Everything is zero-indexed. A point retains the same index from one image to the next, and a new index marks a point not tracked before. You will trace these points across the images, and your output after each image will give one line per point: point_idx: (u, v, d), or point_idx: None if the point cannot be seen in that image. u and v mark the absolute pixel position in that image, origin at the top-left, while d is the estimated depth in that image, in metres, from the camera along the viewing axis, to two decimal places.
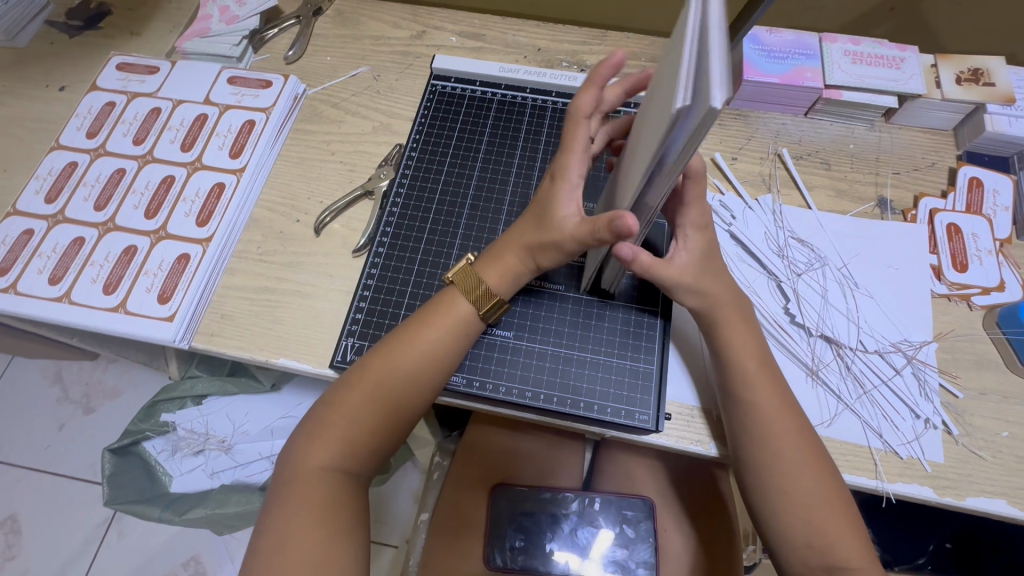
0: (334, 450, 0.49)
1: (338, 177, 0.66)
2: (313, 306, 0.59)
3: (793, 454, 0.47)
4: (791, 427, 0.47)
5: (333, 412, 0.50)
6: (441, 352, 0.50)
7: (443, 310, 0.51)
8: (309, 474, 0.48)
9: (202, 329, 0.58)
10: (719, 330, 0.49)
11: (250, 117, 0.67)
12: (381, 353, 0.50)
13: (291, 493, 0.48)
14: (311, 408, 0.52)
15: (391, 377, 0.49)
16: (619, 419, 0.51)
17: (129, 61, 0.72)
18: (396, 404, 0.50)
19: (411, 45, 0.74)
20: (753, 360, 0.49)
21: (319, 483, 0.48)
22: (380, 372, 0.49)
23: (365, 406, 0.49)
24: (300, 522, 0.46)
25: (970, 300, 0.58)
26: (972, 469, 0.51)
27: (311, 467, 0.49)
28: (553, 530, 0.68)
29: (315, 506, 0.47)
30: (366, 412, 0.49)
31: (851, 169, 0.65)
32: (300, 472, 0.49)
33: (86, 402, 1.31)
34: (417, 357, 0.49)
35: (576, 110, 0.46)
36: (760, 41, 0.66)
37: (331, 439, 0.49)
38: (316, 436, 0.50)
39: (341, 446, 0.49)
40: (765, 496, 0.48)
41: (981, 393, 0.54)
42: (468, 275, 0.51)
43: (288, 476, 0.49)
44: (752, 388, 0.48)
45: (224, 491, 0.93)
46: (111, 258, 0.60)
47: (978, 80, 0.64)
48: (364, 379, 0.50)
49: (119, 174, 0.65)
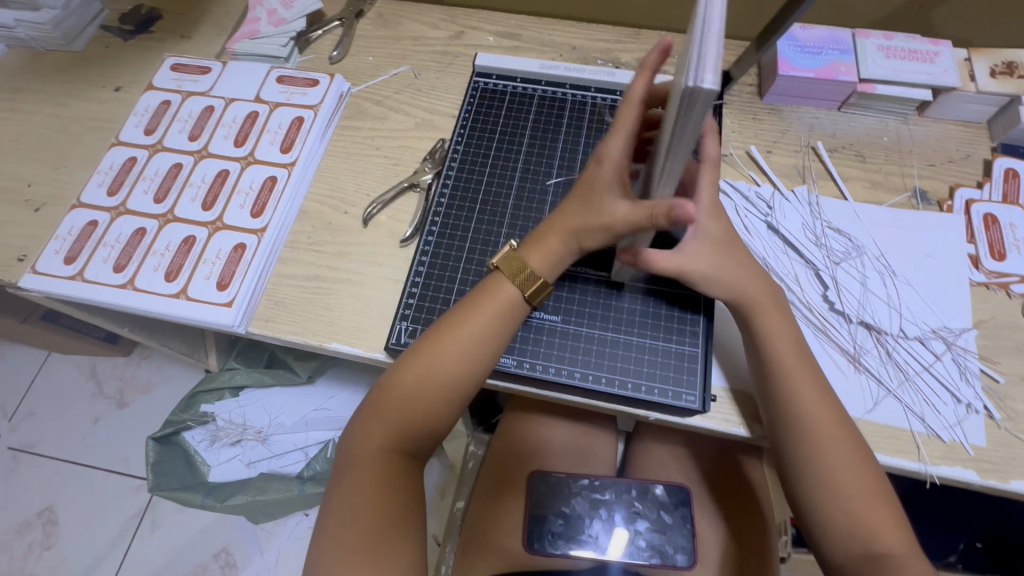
0: (388, 427, 0.51)
1: (384, 171, 0.68)
2: (363, 294, 0.61)
3: (837, 448, 0.48)
4: (824, 422, 0.49)
5: (388, 390, 0.52)
6: (485, 336, 0.52)
7: (487, 298, 0.52)
8: (365, 451, 0.51)
9: (258, 315, 0.61)
10: (759, 326, 0.51)
11: (299, 114, 0.70)
12: (434, 335, 0.52)
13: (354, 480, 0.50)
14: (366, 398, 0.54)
15: (441, 366, 0.51)
16: (667, 400, 0.53)
17: (183, 63, 0.76)
18: (446, 381, 0.51)
19: (450, 45, 0.77)
20: (773, 367, 0.50)
21: (373, 459, 0.50)
22: (431, 353, 0.51)
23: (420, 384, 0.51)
24: (360, 491, 0.49)
25: (1008, 289, 0.58)
26: (1014, 453, 0.52)
27: (367, 442, 0.51)
28: (590, 518, 0.69)
29: (380, 495, 0.49)
30: (421, 401, 0.51)
31: (885, 160, 0.66)
32: (359, 453, 0.51)
33: (120, 396, 1.35)
34: (465, 336, 0.51)
35: (631, 94, 0.45)
36: (794, 38, 0.68)
37: (384, 418, 0.51)
38: (372, 416, 0.52)
39: (404, 433, 0.52)
40: (810, 491, 0.49)
41: (1022, 379, 0.55)
42: (513, 261, 0.53)
43: (350, 455, 0.51)
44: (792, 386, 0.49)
45: (262, 479, 0.95)
46: (171, 247, 0.63)
47: (1012, 73, 0.65)
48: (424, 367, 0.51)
49: (177, 168, 0.68)
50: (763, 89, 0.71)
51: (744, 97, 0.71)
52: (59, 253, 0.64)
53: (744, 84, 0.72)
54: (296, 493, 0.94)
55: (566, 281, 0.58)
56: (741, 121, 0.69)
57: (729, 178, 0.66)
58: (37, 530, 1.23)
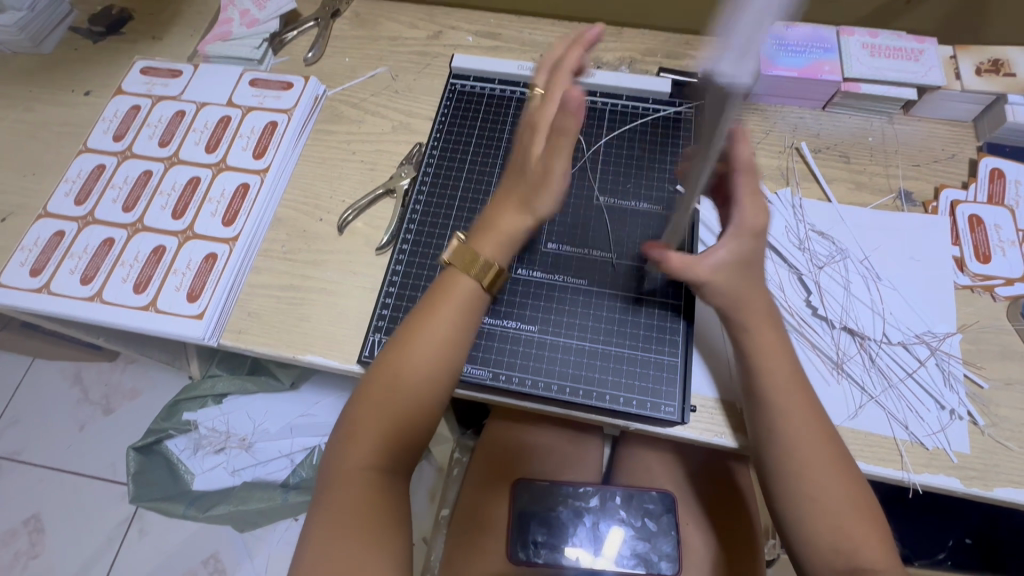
0: (372, 447, 0.49)
1: (360, 176, 0.67)
2: (337, 303, 0.60)
3: (822, 464, 0.47)
4: (812, 438, 0.47)
5: (365, 404, 0.50)
6: (454, 334, 0.51)
7: (447, 292, 0.51)
8: (353, 474, 0.49)
9: (230, 326, 0.59)
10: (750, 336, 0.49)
11: (272, 118, 0.69)
12: (403, 337, 0.50)
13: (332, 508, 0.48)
14: (343, 411, 0.51)
15: (413, 377, 0.49)
16: (644, 411, 0.52)
17: (153, 66, 0.74)
18: (421, 386, 0.50)
19: (428, 45, 0.76)
20: (762, 382, 0.49)
21: (359, 480, 0.48)
22: (402, 356, 0.50)
23: (395, 392, 0.49)
24: (347, 510, 0.47)
25: (993, 292, 0.58)
26: (998, 459, 0.51)
27: (353, 465, 0.49)
28: (574, 525, 0.67)
29: (361, 520, 0.47)
30: (396, 417, 0.49)
31: (870, 161, 0.65)
32: (344, 470, 0.49)
33: (105, 402, 1.33)
34: (436, 338, 0.50)
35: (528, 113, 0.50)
36: (778, 36, 0.67)
37: (366, 437, 0.49)
38: (353, 436, 0.50)
39: (382, 452, 0.49)
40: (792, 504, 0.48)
41: (1007, 383, 0.54)
42: (465, 253, 0.51)
43: (338, 472, 0.49)
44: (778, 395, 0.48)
45: (247, 487, 0.95)
46: (140, 258, 0.62)
47: (997, 71, 0.64)
48: (395, 380, 0.49)
49: (146, 175, 0.66)
50: (747, 88, 0.70)
51: None
52: (24, 264, 0.62)
53: None
54: (279, 502, 0.95)
55: (542, 291, 0.57)
56: None
57: None
58: (22, 539, 1.21)
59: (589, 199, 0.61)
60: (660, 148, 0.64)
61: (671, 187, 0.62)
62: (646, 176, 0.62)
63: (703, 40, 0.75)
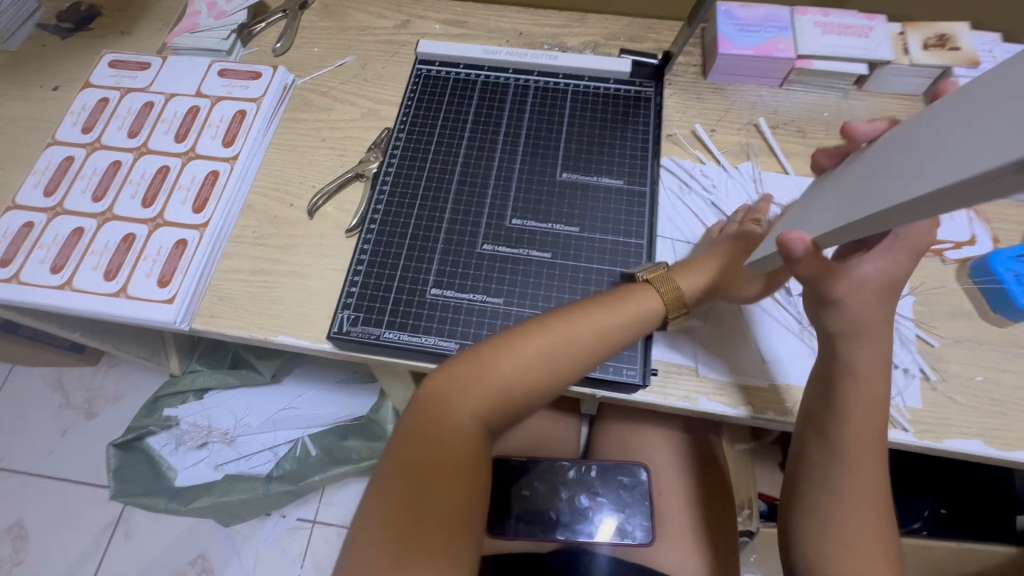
0: (483, 403, 0.48)
1: (330, 162, 0.68)
2: (308, 285, 0.61)
3: (863, 511, 0.47)
4: (862, 487, 0.48)
5: (492, 360, 0.48)
6: (619, 330, 0.51)
7: (638, 298, 0.53)
8: (449, 421, 0.47)
9: (202, 311, 0.60)
10: (848, 383, 0.48)
11: (241, 107, 0.69)
12: (542, 321, 0.51)
13: (419, 460, 0.45)
14: (449, 362, 0.50)
15: (542, 355, 0.49)
16: (608, 376, 0.53)
17: (122, 59, 0.74)
18: (544, 366, 0.49)
19: (396, 34, 0.77)
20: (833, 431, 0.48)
21: (461, 430, 0.46)
22: (563, 335, 0.50)
23: (537, 363, 0.49)
24: (429, 457, 0.45)
25: (943, 255, 0.60)
26: (948, 413, 0.53)
27: (461, 414, 0.47)
28: (551, 498, 0.69)
29: (454, 474, 0.44)
30: (502, 396, 0.48)
31: (825, 135, 0.67)
32: (450, 417, 0.47)
33: (88, 406, 1.32)
34: (592, 328, 0.50)
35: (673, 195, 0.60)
36: (734, 17, 0.69)
37: (478, 392, 0.47)
38: (462, 388, 0.48)
39: (494, 416, 0.48)
40: (798, 528, 0.50)
41: (956, 341, 0.56)
42: (670, 284, 0.54)
43: (438, 418, 0.47)
44: (853, 447, 0.48)
45: (229, 480, 0.96)
46: (110, 246, 0.62)
47: (944, 45, 0.66)
48: (542, 347, 0.49)
49: (115, 166, 0.67)
50: (707, 69, 0.72)
51: (688, 77, 0.72)
52: None
53: (688, 65, 0.73)
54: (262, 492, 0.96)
55: (506, 266, 0.59)
56: (685, 100, 0.70)
57: (673, 157, 0.66)
58: (4, 546, 1.19)
59: (553, 175, 0.64)
60: (620, 127, 0.66)
61: (631, 164, 0.64)
62: (607, 153, 0.65)
63: (664, 23, 0.76)
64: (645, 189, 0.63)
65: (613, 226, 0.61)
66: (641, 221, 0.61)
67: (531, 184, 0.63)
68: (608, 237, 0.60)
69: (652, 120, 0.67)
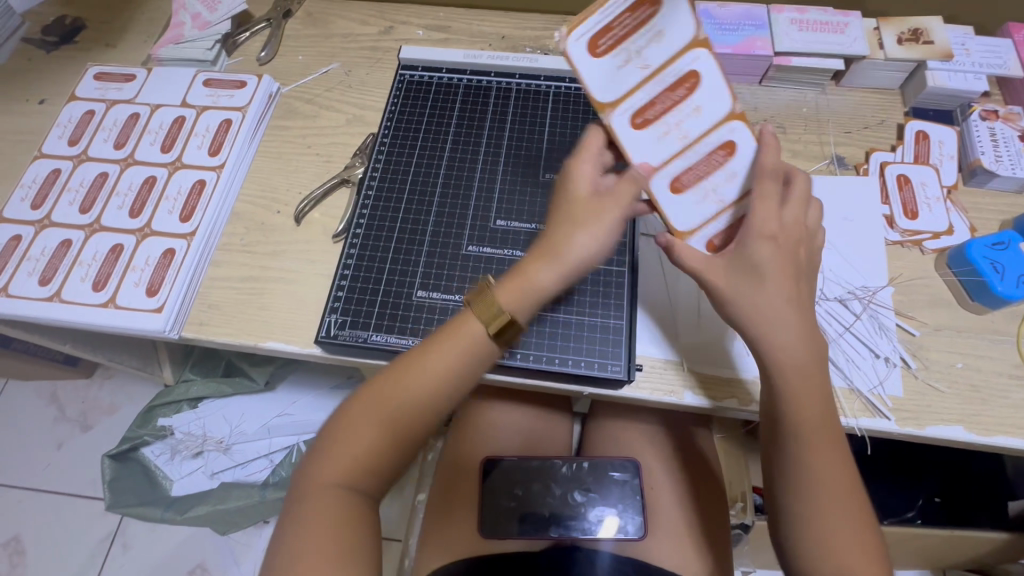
0: (350, 471, 0.45)
1: (317, 169, 0.68)
2: (296, 291, 0.61)
3: (839, 510, 0.44)
4: (842, 486, 0.45)
5: (349, 425, 0.46)
6: (457, 368, 0.48)
7: (457, 328, 0.48)
8: (322, 493, 0.44)
9: (191, 319, 0.60)
10: (780, 381, 0.46)
11: (227, 116, 0.70)
12: (400, 368, 0.48)
13: (293, 540, 0.43)
14: (321, 430, 0.48)
15: (407, 408, 0.47)
16: (593, 371, 0.54)
17: (107, 71, 0.75)
18: (411, 415, 0.47)
19: (380, 40, 0.77)
20: (789, 417, 0.46)
21: (332, 502, 0.44)
22: (414, 376, 0.47)
23: (387, 418, 0.46)
24: (314, 536, 0.42)
25: (921, 245, 0.61)
26: (930, 400, 0.54)
27: (328, 483, 0.45)
28: (545, 494, 0.71)
29: (340, 550, 0.42)
30: (372, 456, 0.46)
31: (804, 130, 0.68)
32: (315, 490, 0.45)
33: (83, 419, 1.32)
34: (434, 369, 0.47)
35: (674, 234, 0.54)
36: (712, 15, 0.70)
37: (343, 459, 0.45)
38: (327, 458, 0.46)
39: (368, 479, 0.46)
40: (802, 552, 0.45)
41: (936, 329, 0.57)
42: (486, 305, 0.48)
43: (307, 492, 0.45)
44: (812, 449, 0.45)
45: (224, 488, 0.96)
46: (99, 257, 0.62)
47: (918, 39, 0.67)
48: (401, 396, 0.47)
49: (103, 177, 0.67)
50: None
51: None
52: None
53: None
54: (257, 499, 0.95)
55: (491, 266, 0.60)
56: None
57: None
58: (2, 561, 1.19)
59: (536, 175, 0.65)
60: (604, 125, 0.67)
61: None
62: None
63: None
64: None
65: None
66: None
67: (514, 186, 0.64)
68: None
69: None
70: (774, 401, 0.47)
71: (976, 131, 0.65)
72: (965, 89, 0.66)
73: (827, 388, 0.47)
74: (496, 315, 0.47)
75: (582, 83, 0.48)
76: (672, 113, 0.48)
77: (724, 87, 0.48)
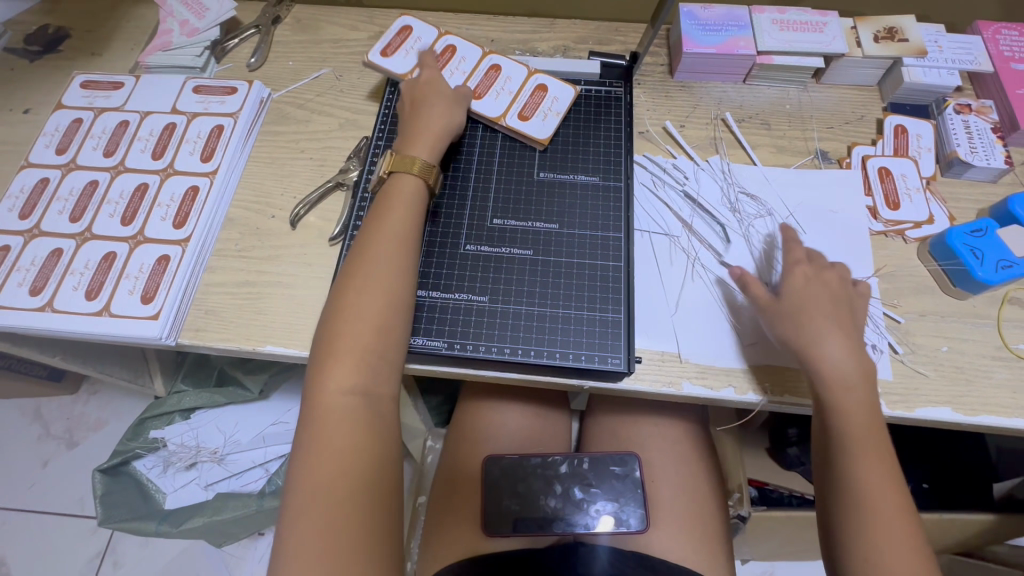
0: (349, 369, 0.49)
1: (310, 173, 0.68)
2: (294, 295, 0.61)
3: (894, 529, 0.47)
4: (891, 506, 0.48)
5: (339, 322, 0.50)
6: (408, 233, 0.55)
7: (396, 195, 0.57)
8: (331, 401, 0.48)
9: (187, 326, 0.60)
10: (833, 399, 0.50)
11: (218, 122, 0.70)
12: (358, 253, 0.54)
13: (320, 441, 0.46)
14: (314, 348, 0.51)
15: (383, 283, 0.52)
16: (593, 365, 0.55)
17: (94, 79, 0.74)
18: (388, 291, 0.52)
19: (371, 45, 0.78)
20: (840, 439, 0.50)
21: (340, 406, 0.47)
22: (371, 253, 0.54)
23: (368, 301, 0.51)
24: (331, 441, 0.46)
25: (904, 235, 0.63)
26: (918, 384, 0.56)
27: (334, 391, 0.48)
28: (546, 492, 0.70)
29: (350, 441, 0.46)
30: (364, 342, 0.50)
31: (788, 126, 0.70)
32: (324, 401, 0.48)
33: (69, 436, 1.29)
34: (391, 243, 0.54)
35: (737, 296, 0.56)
36: (695, 17, 0.72)
37: (342, 359, 0.49)
38: (329, 364, 0.49)
39: (366, 370, 0.49)
40: (851, 566, 0.48)
41: (921, 315, 0.59)
42: (400, 161, 0.59)
43: (314, 406, 0.48)
44: (863, 466, 0.49)
45: (220, 499, 0.93)
46: (91, 265, 0.62)
47: (893, 37, 0.70)
48: (371, 276, 0.52)
49: (93, 185, 0.66)
50: (673, 68, 0.74)
51: (655, 76, 0.74)
52: None
53: (655, 64, 0.75)
54: (255, 508, 0.92)
55: (489, 264, 0.60)
56: (654, 99, 0.73)
57: (646, 153, 0.69)
58: None
59: (530, 173, 0.66)
60: (595, 125, 0.69)
61: (605, 162, 0.66)
62: (582, 151, 0.67)
63: (631, 26, 0.79)
64: (619, 183, 0.65)
65: (591, 220, 0.63)
66: (617, 213, 0.63)
67: (509, 184, 0.65)
68: (587, 231, 0.62)
69: (623, 118, 0.69)
70: (825, 423, 0.51)
71: (951, 124, 0.68)
72: (940, 84, 0.68)
73: (874, 404, 0.51)
74: (413, 161, 0.59)
75: None
76: (511, 91, 0.68)
77: (566, 85, 0.69)
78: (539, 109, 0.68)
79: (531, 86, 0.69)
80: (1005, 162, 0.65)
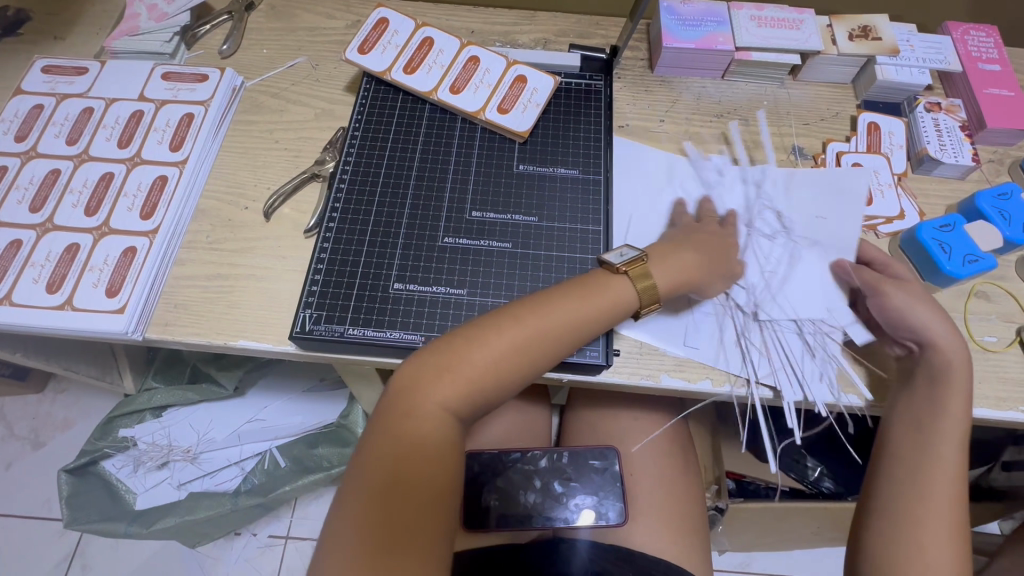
0: (456, 398, 0.48)
1: (285, 163, 0.67)
2: (268, 287, 0.59)
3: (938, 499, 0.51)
4: (946, 482, 0.51)
5: (476, 352, 0.49)
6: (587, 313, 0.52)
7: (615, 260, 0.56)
8: (427, 417, 0.47)
9: (156, 320, 0.58)
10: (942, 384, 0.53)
11: (188, 111, 0.67)
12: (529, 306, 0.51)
13: (392, 445, 0.46)
14: (429, 353, 0.50)
15: (540, 337, 0.50)
16: (571, 357, 0.55)
17: (56, 64, 0.71)
18: (541, 352, 0.51)
19: (348, 34, 0.76)
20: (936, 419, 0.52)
21: (435, 426, 0.47)
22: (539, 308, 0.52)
23: (518, 352, 0.50)
24: (402, 455, 0.46)
25: (876, 229, 0.64)
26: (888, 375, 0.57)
27: (434, 407, 0.47)
28: (525, 486, 0.69)
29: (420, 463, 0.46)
30: (487, 384, 0.49)
31: (766, 122, 0.71)
32: (424, 413, 0.47)
33: (34, 437, 1.24)
34: (562, 309, 0.52)
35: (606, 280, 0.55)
36: (675, 12, 0.72)
37: (457, 385, 0.48)
38: (441, 381, 0.48)
39: (466, 403, 0.49)
40: (887, 523, 0.52)
41: None
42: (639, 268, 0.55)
43: (407, 412, 0.47)
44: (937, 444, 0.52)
45: (192, 498, 0.91)
46: (52, 257, 0.59)
47: (867, 35, 0.71)
48: (530, 330, 0.50)
49: (54, 175, 0.64)
50: (654, 62, 0.74)
51: (635, 71, 0.74)
52: None
53: (636, 59, 0.75)
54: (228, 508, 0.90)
55: (468, 258, 0.60)
56: (635, 93, 0.73)
57: (624, 148, 0.68)
58: None
59: (509, 166, 0.65)
60: (576, 119, 0.68)
61: (582, 155, 0.66)
62: (561, 144, 0.67)
63: (612, 20, 0.79)
64: (598, 177, 0.65)
65: (571, 214, 0.62)
66: (596, 206, 0.63)
67: (490, 177, 0.64)
68: (566, 224, 0.62)
69: (601, 111, 0.69)
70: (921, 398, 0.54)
71: (922, 123, 0.69)
72: (912, 82, 0.70)
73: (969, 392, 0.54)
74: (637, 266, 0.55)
75: (413, 90, 0.68)
76: (484, 78, 0.68)
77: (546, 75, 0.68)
78: (519, 101, 0.67)
79: (512, 76, 0.68)
80: (972, 159, 0.67)
